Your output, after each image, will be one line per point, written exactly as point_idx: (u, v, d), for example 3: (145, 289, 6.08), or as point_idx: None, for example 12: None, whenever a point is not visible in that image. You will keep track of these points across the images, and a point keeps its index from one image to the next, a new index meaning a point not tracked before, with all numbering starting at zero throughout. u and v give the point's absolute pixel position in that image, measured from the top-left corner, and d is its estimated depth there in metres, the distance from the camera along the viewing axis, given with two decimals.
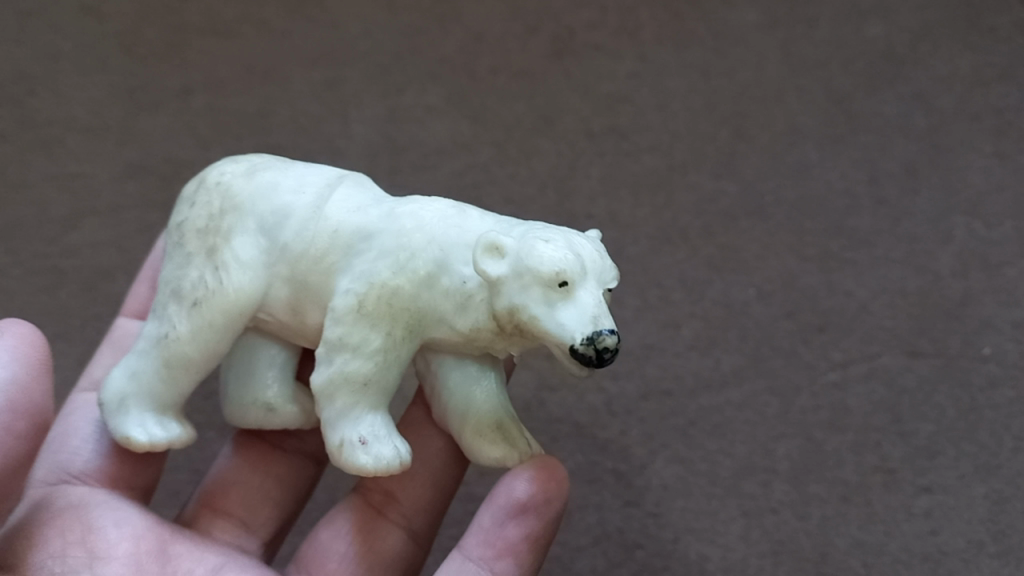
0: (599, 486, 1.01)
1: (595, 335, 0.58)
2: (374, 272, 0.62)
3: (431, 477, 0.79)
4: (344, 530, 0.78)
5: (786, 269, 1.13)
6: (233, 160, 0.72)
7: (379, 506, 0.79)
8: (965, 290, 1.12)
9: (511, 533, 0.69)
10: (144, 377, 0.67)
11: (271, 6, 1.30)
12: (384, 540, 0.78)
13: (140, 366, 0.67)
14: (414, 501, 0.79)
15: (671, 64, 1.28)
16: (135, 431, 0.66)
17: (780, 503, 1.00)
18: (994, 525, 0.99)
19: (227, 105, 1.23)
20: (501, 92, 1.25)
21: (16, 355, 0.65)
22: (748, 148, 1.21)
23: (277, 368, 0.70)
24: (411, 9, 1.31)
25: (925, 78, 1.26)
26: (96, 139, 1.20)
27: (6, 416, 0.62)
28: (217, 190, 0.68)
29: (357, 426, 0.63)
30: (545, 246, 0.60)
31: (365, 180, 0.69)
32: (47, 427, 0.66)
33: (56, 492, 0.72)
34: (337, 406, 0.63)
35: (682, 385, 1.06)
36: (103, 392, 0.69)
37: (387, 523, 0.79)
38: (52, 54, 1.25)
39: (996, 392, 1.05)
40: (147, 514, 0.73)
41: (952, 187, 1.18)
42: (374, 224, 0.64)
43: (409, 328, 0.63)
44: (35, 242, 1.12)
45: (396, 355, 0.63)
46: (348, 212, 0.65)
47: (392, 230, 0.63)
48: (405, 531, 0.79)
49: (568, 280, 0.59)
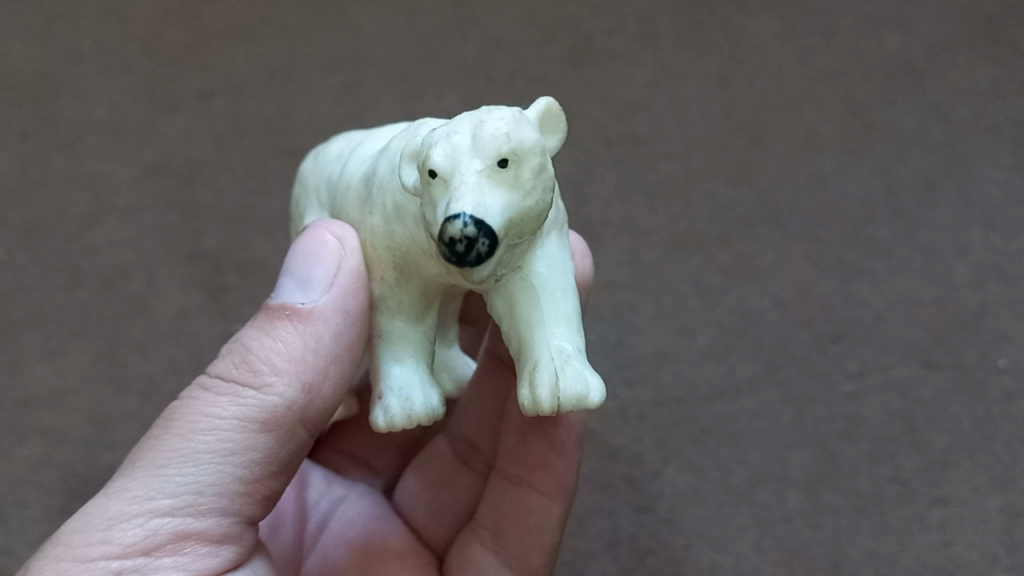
0: (611, 492, 1.02)
1: (555, 385, 0.52)
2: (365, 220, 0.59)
3: (544, 540, 0.74)
4: (475, 536, 0.75)
5: (803, 278, 1.13)
6: (334, 143, 0.68)
7: (511, 476, 0.74)
8: (981, 301, 1.11)
9: (535, 447, 0.73)
10: (412, 398, 0.57)
11: (291, 11, 1.32)
12: (518, 523, 0.73)
13: (407, 389, 0.57)
14: (545, 454, 0.73)
15: (691, 71, 1.27)
16: (391, 402, 0.56)
17: (793, 512, 1.01)
18: (1008, 537, 0.99)
19: (247, 107, 1.24)
20: (518, 96, 1.25)
21: (351, 502, 0.82)
22: (765, 156, 1.21)
23: (562, 325, 0.54)
24: (430, 15, 1.32)
25: (943, 89, 1.25)
26: (116, 140, 1.21)
27: (348, 524, 0.80)
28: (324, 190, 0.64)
29: (519, 331, 0.55)
30: (533, 148, 0.51)
31: (475, 136, 0.50)
32: (364, 521, 0.80)
33: (344, 505, 0.82)
34: (529, 370, 0.53)
35: (696, 392, 1.07)
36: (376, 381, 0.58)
37: (484, 530, 0.75)
38: (75, 56, 1.27)
39: (1012, 405, 1.05)
40: (359, 512, 0.81)
41: (969, 200, 1.18)
42: (370, 168, 0.60)
43: (540, 322, 0.54)
44: (54, 240, 1.13)
45: (399, 298, 0.59)
46: (363, 162, 0.61)
47: (372, 172, 0.59)
48: (564, 506, 0.74)
49: (548, 173, 0.51)
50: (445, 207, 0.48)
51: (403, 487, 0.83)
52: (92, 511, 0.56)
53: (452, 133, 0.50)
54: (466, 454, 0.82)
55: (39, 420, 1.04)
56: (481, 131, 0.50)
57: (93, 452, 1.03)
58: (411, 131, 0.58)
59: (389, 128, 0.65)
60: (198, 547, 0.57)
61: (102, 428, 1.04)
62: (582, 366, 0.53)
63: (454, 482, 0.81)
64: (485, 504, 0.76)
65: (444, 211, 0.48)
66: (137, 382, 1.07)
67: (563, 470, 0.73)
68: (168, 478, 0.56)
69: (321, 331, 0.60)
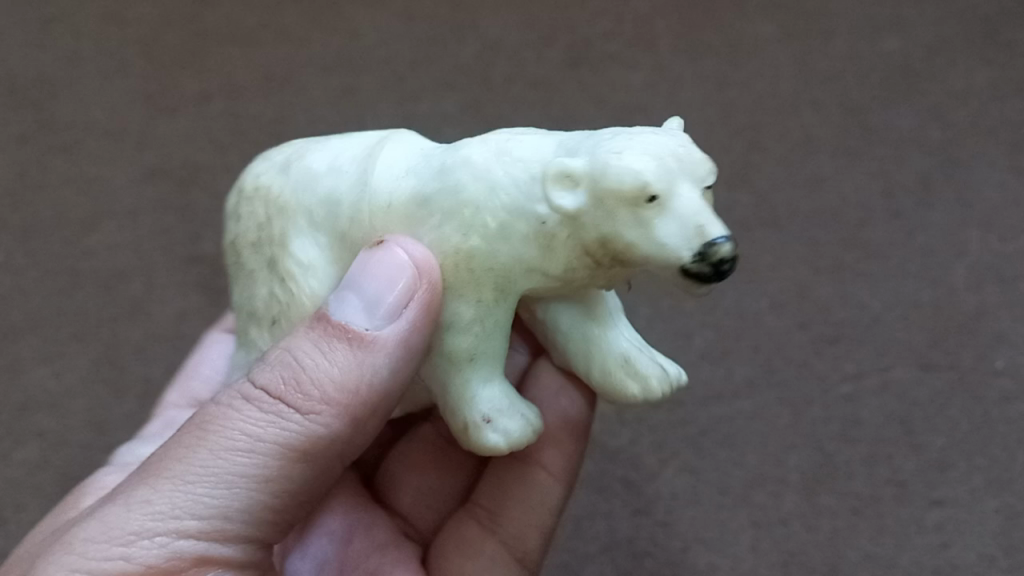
0: (608, 495, 1.02)
1: (660, 374, 0.60)
2: (445, 237, 0.55)
3: (541, 519, 0.75)
4: (470, 515, 0.75)
5: (800, 280, 1.13)
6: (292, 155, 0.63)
7: (514, 454, 0.75)
8: (979, 303, 1.11)
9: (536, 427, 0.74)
10: (512, 423, 0.58)
11: (290, 16, 1.32)
12: (519, 502, 0.74)
13: (503, 414, 0.57)
14: (551, 434, 0.74)
15: (688, 74, 1.28)
16: (496, 432, 0.57)
17: (791, 514, 1.01)
18: (1006, 539, 0.99)
19: (245, 110, 1.24)
20: (516, 98, 1.25)
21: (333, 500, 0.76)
22: (762, 158, 1.21)
23: (623, 328, 0.62)
24: (428, 19, 1.33)
25: (941, 92, 1.25)
26: (115, 143, 1.21)
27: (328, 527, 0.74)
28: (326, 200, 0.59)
29: (592, 331, 0.61)
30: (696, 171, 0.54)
31: (676, 157, 0.51)
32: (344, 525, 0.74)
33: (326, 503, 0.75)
34: (622, 367, 0.60)
35: (694, 394, 1.07)
36: (461, 403, 0.57)
37: (480, 510, 0.75)
38: (74, 60, 1.27)
39: (1009, 406, 1.05)
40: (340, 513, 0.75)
41: (966, 202, 1.18)
42: (428, 184, 0.56)
43: (613, 324, 0.62)
44: (53, 244, 1.14)
45: (494, 321, 0.56)
46: (398, 177, 0.58)
47: (441, 189, 0.55)
48: (563, 488, 0.75)
49: None
50: (691, 231, 0.50)
51: (389, 464, 0.80)
52: (105, 520, 0.50)
53: (652, 152, 0.51)
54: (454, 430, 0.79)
55: (37, 423, 1.05)
56: (675, 153, 0.51)
57: (90, 455, 1.03)
58: (491, 147, 0.56)
59: (363, 142, 0.62)
60: (216, 573, 0.52)
61: (99, 431, 1.04)
62: (655, 354, 0.62)
63: (441, 464, 0.79)
64: (482, 485, 0.76)
65: (691, 237, 0.50)
66: (134, 384, 1.07)
67: (563, 452, 0.75)
68: (194, 494, 0.51)
69: (380, 360, 0.55)
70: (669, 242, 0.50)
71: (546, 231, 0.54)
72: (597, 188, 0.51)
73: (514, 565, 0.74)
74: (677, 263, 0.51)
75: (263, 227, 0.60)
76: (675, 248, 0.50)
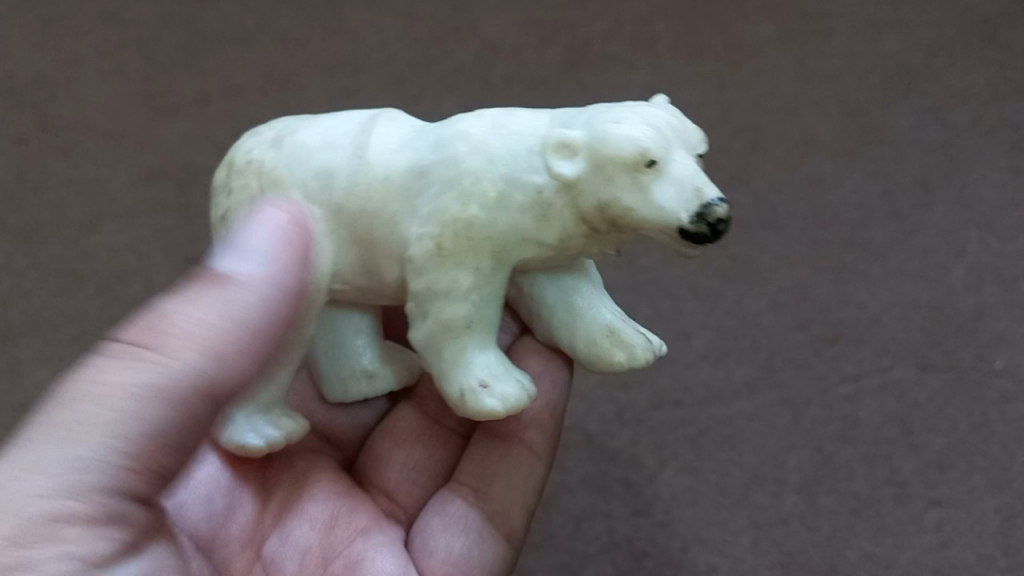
0: (608, 495, 1.02)
1: (633, 344, 0.62)
2: (444, 207, 0.57)
3: (524, 498, 0.76)
4: (455, 492, 0.75)
5: (799, 280, 1.13)
6: (275, 132, 0.63)
7: (499, 434, 0.77)
8: (978, 303, 1.12)
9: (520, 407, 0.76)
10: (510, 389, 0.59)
11: (290, 17, 1.32)
12: (505, 479, 0.75)
13: (500, 380, 0.59)
14: (536, 414, 0.76)
15: (687, 74, 1.28)
16: (491, 397, 0.58)
17: (790, 514, 1.01)
18: (1005, 540, 0.99)
19: (245, 111, 1.24)
20: (515, 99, 1.25)
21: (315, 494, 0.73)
22: (761, 159, 1.21)
23: (604, 299, 0.65)
24: (428, 20, 1.33)
25: (940, 92, 1.26)
26: (114, 145, 1.22)
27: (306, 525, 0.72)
28: (317, 174, 0.60)
29: (576, 300, 0.64)
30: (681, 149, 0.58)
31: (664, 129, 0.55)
32: (325, 522, 0.72)
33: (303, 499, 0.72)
34: (597, 338, 0.63)
35: (693, 394, 1.07)
36: (457, 368, 0.59)
37: (466, 488, 0.75)
38: (73, 61, 1.27)
39: (1008, 406, 1.05)
40: (320, 509, 0.72)
41: (965, 202, 1.18)
42: (425, 157, 0.59)
43: (594, 298, 0.64)
44: (53, 245, 1.14)
45: (489, 289, 0.58)
46: (393, 152, 0.60)
47: (441, 160, 0.58)
48: (543, 467, 0.77)
49: None
50: (691, 193, 0.54)
51: (370, 443, 0.80)
52: None
53: (644, 123, 0.55)
54: (437, 410, 0.80)
55: None
56: (668, 124, 0.56)
57: None
58: (487, 121, 0.58)
59: (344, 118, 0.63)
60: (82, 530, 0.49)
61: None
62: (635, 322, 0.64)
63: (426, 445, 0.79)
64: (467, 464, 0.76)
65: (691, 198, 0.54)
66: None
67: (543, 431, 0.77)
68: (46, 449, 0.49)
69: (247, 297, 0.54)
70: (668, 205, 0.54)
71: (544, 199, 0.57)
72: (599, 155, 0.55)
73: (500, 541, 0.75)
74: (670, 225, 0.54)
75: (255, 199, 0.61)
76: (674, 210, 0.54)
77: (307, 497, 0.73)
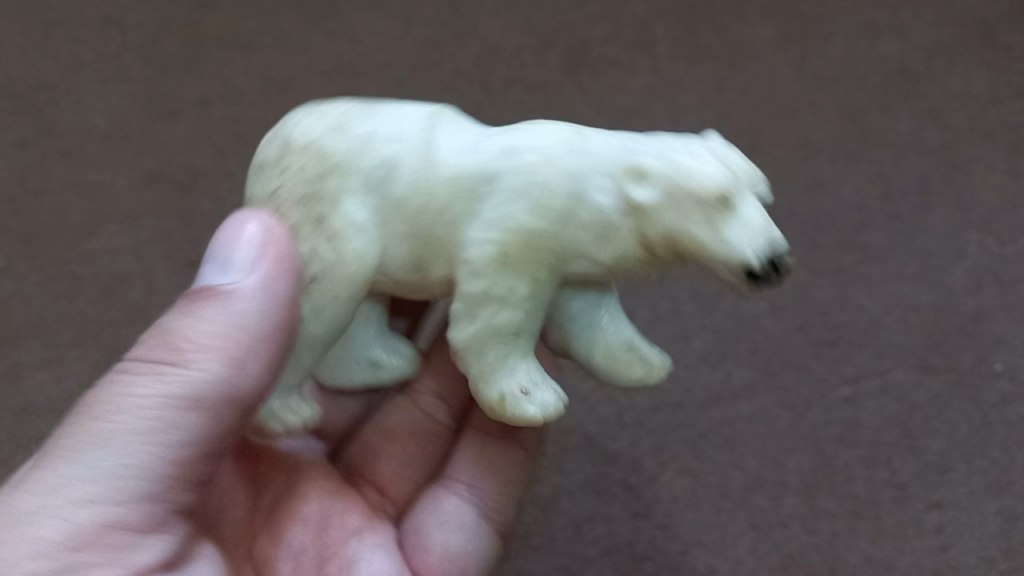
0: (608, 498, 1.02)
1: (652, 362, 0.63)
2: (510, 216, 0.52)
3: (514, 496, 0.78)
4: (451, 491, 0.76)
5: (798, 283, 1.13)
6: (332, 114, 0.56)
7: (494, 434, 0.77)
8: (977, 306, 1.12)
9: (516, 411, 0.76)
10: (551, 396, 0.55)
11: (291, 21, 1.32)
12: (501, 478, 0.77)
13: (537, 386, 0.55)
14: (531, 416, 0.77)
15: (687, 79, 1.28)
16: (530, 403, 0.54)
17: (790, 517, 1.01)
18: (1006, 542, 0.99)
19: (244, 114, 1.24)
20: (515, 102, 1.25)
21: (311, 496, 0.73)
22: (761, 162, 1.21)
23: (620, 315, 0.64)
24: (428, 24, 1.33)
25: (939, 95, 1.26)
26: (115, 148, 1.22)
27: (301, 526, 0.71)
28: (378, 164, 0.54)
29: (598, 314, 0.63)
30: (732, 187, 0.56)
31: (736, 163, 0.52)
32: (319, 522, 0.72)
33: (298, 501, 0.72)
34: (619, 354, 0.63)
35: (692, 397, 1.07)
36: (492, 375, 0.54)
37: (460, 487, 0.76)
38: (75, 65, 1.27)
39: (1009, 409, 1.05)
40: (316, 510, 0.72)
41: (964, 204, 1.18)
42: (494, 161, 0.53)
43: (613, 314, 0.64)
44: (53, 249, 1.14)
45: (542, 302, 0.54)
46: (460, 150, 0.54)
47: (512, 168, 0.53)
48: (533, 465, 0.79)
49: None
50: (759, 235, 0.50)
51: (360, 438, 0.80)
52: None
53: (718, 156, 0.52)
54: (430, 407, 0.80)
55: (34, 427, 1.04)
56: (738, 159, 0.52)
57: None
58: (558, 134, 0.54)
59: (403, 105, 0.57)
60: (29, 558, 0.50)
61: None
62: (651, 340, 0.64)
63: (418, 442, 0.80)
64: (461, 464, 0.77)
65: (759, 239, 0.50)
66: None
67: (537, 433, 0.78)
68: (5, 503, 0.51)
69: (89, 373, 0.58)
70: (736, 243, 0.50)
71: (610, 221, 0.52)
72: (674, 183, 0.51)
73: (493, 537, 0.76)
74: (733, 266, 0.50)
75: (309, 184, 0.54)
76: (743, 248, 0.49)
77: (300, 496, 0.72)
